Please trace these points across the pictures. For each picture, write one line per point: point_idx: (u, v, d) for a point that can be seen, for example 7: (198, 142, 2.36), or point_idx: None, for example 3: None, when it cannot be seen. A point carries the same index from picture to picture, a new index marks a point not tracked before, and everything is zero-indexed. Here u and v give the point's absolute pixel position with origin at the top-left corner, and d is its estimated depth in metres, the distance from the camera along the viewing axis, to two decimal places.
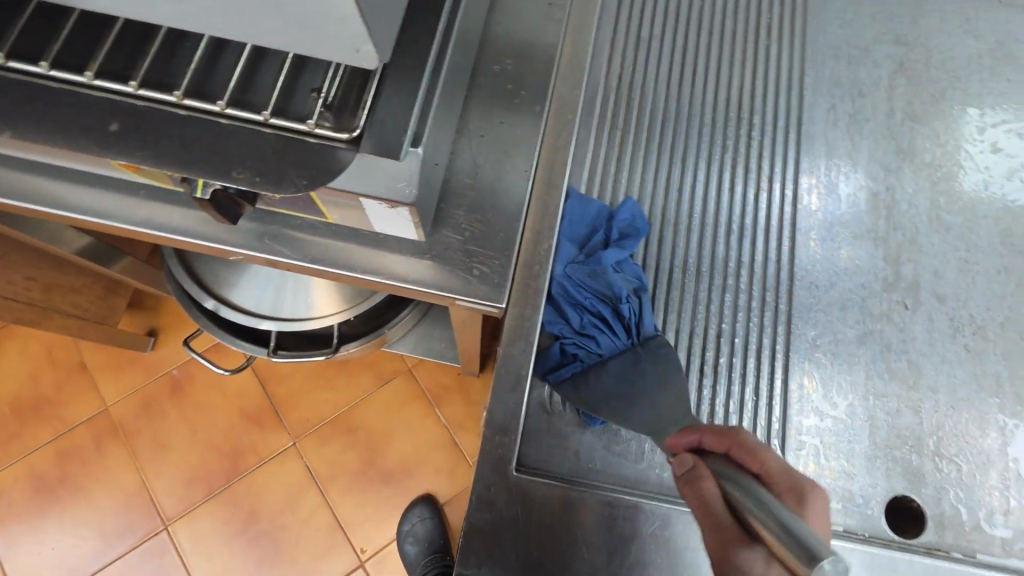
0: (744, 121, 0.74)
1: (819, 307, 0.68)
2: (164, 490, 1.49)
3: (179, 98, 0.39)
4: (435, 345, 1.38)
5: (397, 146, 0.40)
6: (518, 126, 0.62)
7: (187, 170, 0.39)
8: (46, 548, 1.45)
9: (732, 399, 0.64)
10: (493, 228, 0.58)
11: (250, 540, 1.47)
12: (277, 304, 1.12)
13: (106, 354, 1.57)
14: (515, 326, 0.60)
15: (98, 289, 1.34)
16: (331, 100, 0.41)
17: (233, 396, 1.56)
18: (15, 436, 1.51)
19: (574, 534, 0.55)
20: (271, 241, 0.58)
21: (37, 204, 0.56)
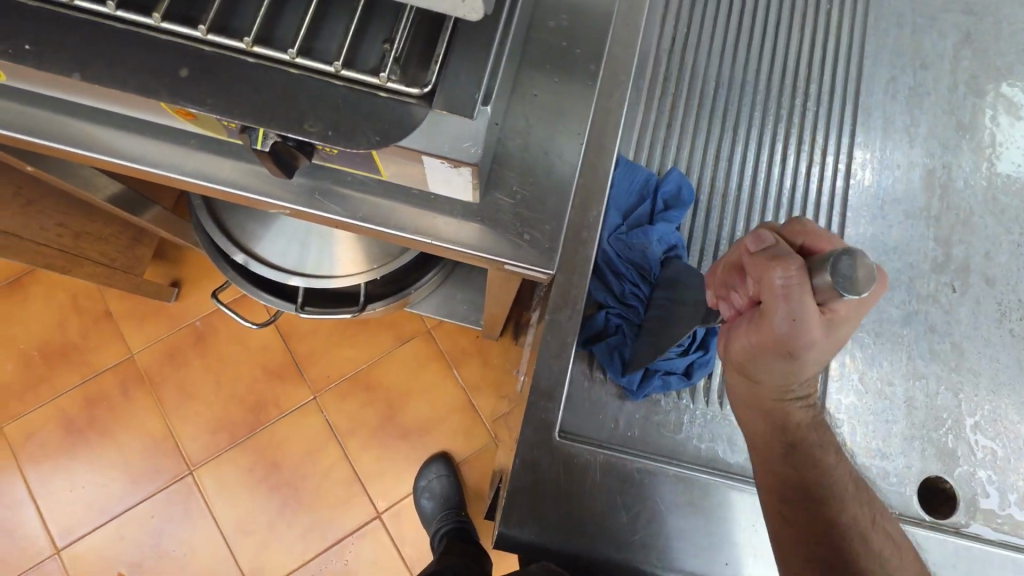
0: (799, 91, 0.72)
1: None
2: (189, 437, 1.53)
3: (248, 45, 0.37)
4: (458, 308, 1.39)
5: (471, 106, 0.38)
6: (573, 84, 0.60)
7: (258, 121, 0.38)
8: (76, 487, 1.51)
9: None
10: (544, 193, 0.57)
11: (272, 488, 1.52)
12: (305, 261, 1.12)
13: (130, 303, 1.59)
14: (562, 292, 0.60)
15: (124, 239, 1.34)
16: (402, 52, 0.39)
17: (256, 350, 1.58)
18: (44, 378, 1.55)
19: (614, 500, 0.56)
20: (320, 198, 0.57)
21: (86, 150, 0.56)
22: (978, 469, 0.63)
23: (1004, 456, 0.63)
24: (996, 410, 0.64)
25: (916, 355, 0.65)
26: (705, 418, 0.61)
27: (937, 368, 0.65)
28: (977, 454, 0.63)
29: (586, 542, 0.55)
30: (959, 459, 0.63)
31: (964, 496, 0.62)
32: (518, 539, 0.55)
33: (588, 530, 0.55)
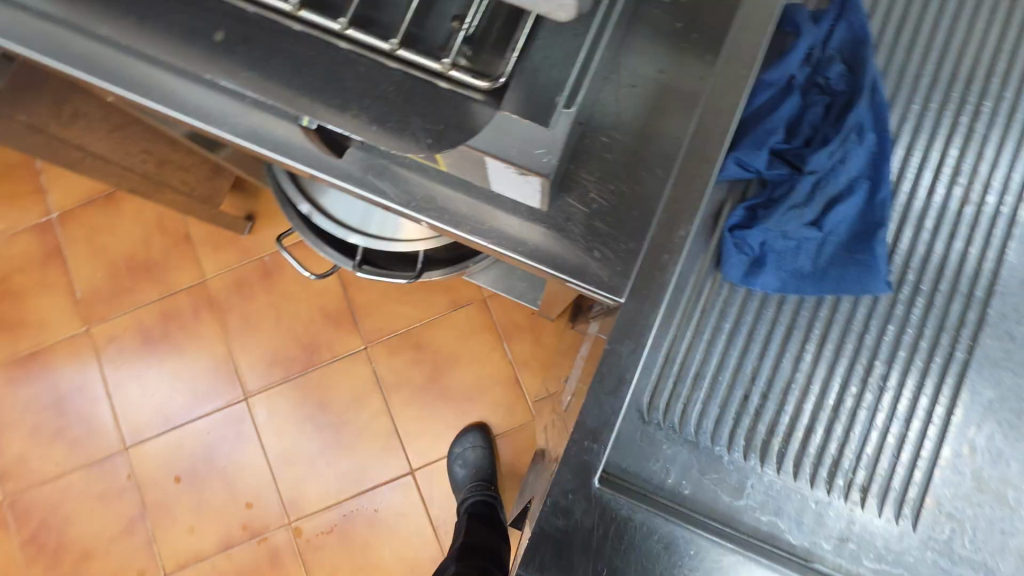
0: (972, 108, 0.57)
1: (1009, 365, 0.54)
2: (248, 365, 1.60)
3: (294, 8, 0.30)
4: (516, 284, 1.33)
5: (550, 111, 0.31)
6: (680, 77, 0.49)
7: (297, 107, 0.33)
8: (146, 393, 1.62)
9: (866, 451, 0.53)
10: (626, 202, 0.49)
11: (317, 427, 1.57)
12: (368, 220, 1.09)
13: (207, 230, 1.65)
14: (628, 320, 0.51)
15: (205, 171, 1.36)
16: (473, 31, 0.32)
17: (316, 292, 1.60)
18: (127, 289, 1.65)
19: (650, 562, 0.49)
20: (374, 176, 0.51)
21: (132, 93, 0.52)
22: None
23: None
24: None
25: None
26: (773, 487, 0.53)
27: None
28: None
29: None
30: None
31: None
32: None
33: None
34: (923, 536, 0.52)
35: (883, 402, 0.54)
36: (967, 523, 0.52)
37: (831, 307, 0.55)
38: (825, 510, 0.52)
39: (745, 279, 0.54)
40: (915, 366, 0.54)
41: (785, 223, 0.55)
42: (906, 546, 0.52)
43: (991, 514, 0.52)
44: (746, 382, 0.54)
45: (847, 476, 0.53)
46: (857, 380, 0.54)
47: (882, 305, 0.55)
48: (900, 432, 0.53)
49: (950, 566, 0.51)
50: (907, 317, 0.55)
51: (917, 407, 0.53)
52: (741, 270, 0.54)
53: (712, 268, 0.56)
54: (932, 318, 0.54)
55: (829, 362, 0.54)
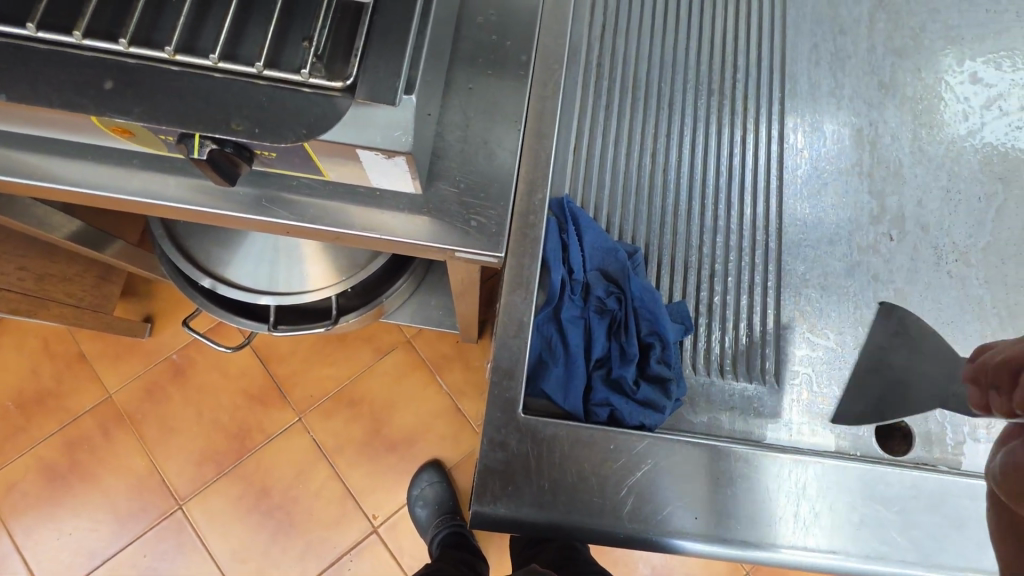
0: (730, 66, 0.74)
1: (808, 243, 0.69)
2: (175, 472, 1.50)
3: (171, 54, 0.39)
4: (432, 313, 1.39)
5: (393, 91, 0.40)
6: (503, 78, 0.61)
7: (188, 126, 0.39)
8: (64, 535, 1.47)
9: (725, 336, 0.67)
10: (487, 179, 0.59)
11: (264, 514, 1.49)
12: (275, 279, 1.13)
13: (103, 343, 1.57)
14: (516, 274, 0.62)
15: (90, 278, 1.34)
16: (322, 50, 0.41)
17: (235, 377, 1.56)
18: (21, 428, 1.51)
19: (581, 469, 0.57)
20: (268, 204, 0.57)
21: (24, 179, 0.55)
22: (931, 407, 0.65)
23: None
24: None
25: (862, 304, 0.68)
26: None
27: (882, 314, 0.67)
28: None
29: (559, 513, 0.56)
30: None
31: (920, 433, 0.64)
32: (494, 516, 0.56)
33: (558, 500, 0.57)
34: (788, 389, 0.65)
35: (729, 295, 0.68)
36: (814, 370, 0.65)
37: (666, 237, 0.69)
38: (711, 391, 0.65)
39: (572, 319, 0.65)
40: (744, 261, 0.68)
41: (593, 268, 0.66)
42: (777, 401, 0.65)
43: (829, 357, 0.66)
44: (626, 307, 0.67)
45: (718, 358, 0.66)
46: (705, 281, 0.68)
47: (708, 222, 0.69)
48: (746, 310, 0.67)
49: (813, 404, 0.65)
50: (728, 226, 0.69)
51: (754, 290, 0.68)
52: (567, 316, 0.65)
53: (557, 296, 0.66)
54: (745, 223, 0.69)
55: (682, 273, 0.68)
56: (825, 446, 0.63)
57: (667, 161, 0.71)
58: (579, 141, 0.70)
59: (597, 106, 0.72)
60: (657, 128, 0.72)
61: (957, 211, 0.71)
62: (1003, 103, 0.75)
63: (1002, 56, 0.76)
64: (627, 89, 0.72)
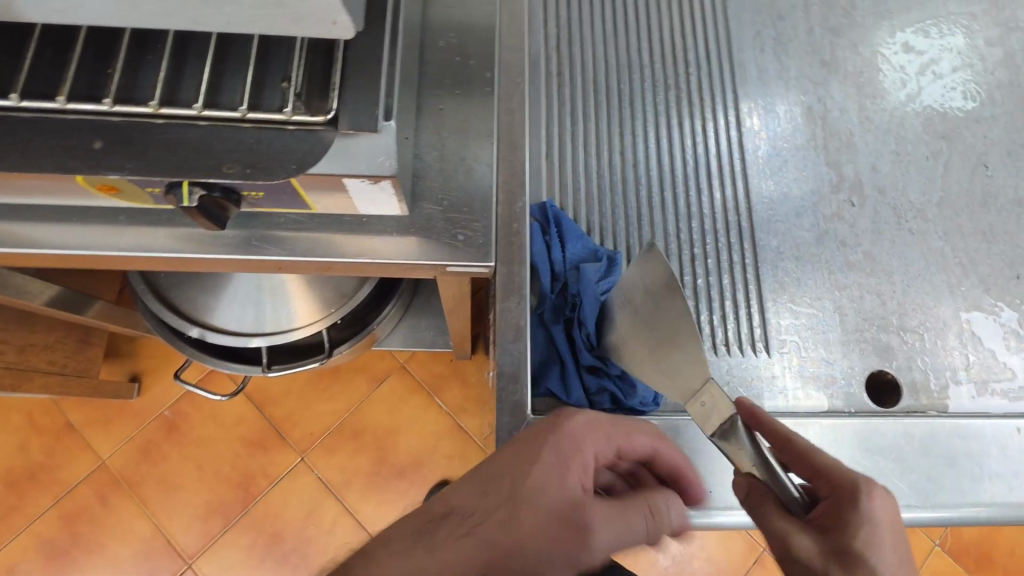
0: (680, 61, 0.78)
1: (778, 218, 0.73)
2: (180, 531, 1.47)
3: (155, 108, 0.40)
4: (422, 334, 1.40)
5: (374, 119, 0.42)
6: (470, 97, 0.64)
7: (182, 175, 0.40)
8: None
9: (715, 314, 0.69)
10: (469, 194, 0.61)
11: (278, 560, 1.47)
12: (262, 320, 1.13)
13: (91, 409, 1.53)
14: (507, 283, 0.63)
15: (71, 344, 1.31)
16: (301, 89, 0.43)
17: (231, 425, 1.54)
18: (13, 508, 1.46)
19: None
20: (258, 244, 0.59)
21: (14, 248, 0.56)
22: (912, 356, 0.69)
23: (930, 339, 0.69)
24: (913, 302, 0.71)
25: (835, 269, 0.71)
26: None
27: (855, 275, 0.71)
28: (908, 343, 0.69)
29: None
30: (893, 351, 0.69)
31: (906, 383, 0.67)
32: None
33: None
34: (779, 358, 0.68)
35: (712, 276, 0.70)
36: (800, 336, 0.69)
37: (645, 228, 0.72)
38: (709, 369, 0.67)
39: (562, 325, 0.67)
40: (721, 243, 0.71)
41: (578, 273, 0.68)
42: (770, 370, 0.68)
43: (812, 323, 0.69)
44: None
45: (711, 338, 0.69)
46: (689, 266, 0.71)
47: (682, 209, 0.72)
48: (730, 286, 0.70)
49: (804, 370, 0.68)
50: (702, 213, 0.73)
51: (734, 269, 0.71)
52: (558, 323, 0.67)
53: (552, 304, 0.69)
54: (716, 208, 0.73)
55: (664, 260, 0.71)
56: (821, 407, 0.66)
57: (636, 157, 0.74)
58: (549, 149, 0.73)
59: (562, 113, 0.75)
60: (620, 126, 0.75)
61: (894, 165, 0.76)
62: (935, 68, 0.80)
63: (928, 24, 0.82)
64: (589, 94, 0.76)
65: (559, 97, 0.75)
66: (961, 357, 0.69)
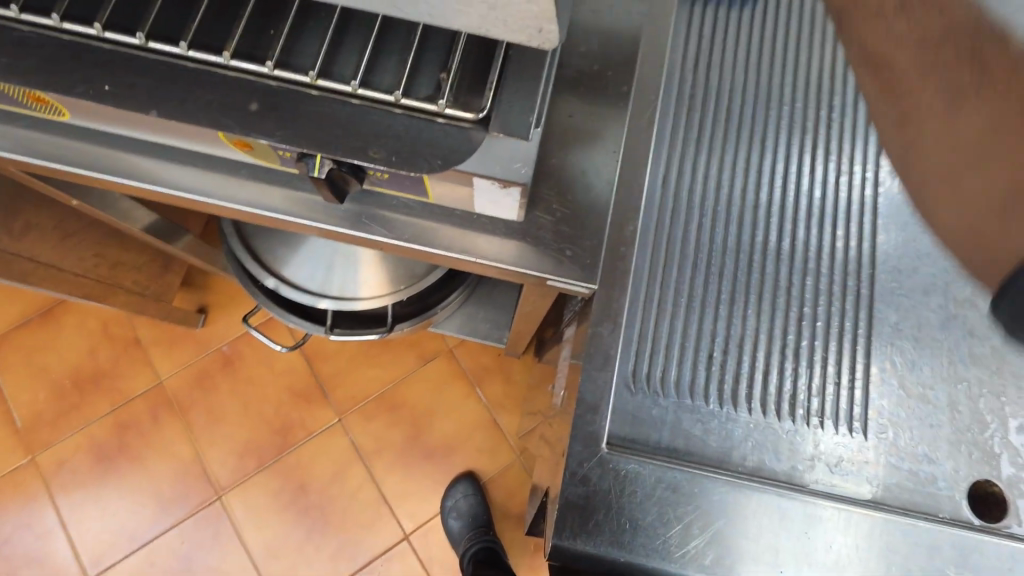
0: (824, 102, 0.72)
1: (902, 292, 0.67)
2: (217, 462, 1.53)
3: (313, 79, 0.40)
4: (480, 325, 1.39)
5: (527, 125, 0.40)
6: (603, 107, 0.61)
7: (328, 151, 0.41)
8: (106, 515, 1.50)
9: (813, 381, 0.64)
10: (585, 213, 0.60)
11: (300, 512, 1.51)
12: (333, 283, 1.14)
13: (159, 330, 1.61)
14: (603, 306, 0.62)
15: (154, 267, 1.38)
16: (456, 81, 0.41)
17: (280, 373, 1.59)
18: (75, 407, 1.56)
19: (663, 508, 0.58)
20: (366, 221, 0.58)
21: (144, 183, 0.58)
22: None
23: None
24: None
25: (957, 359, 0.65)
26: (752, 427, 0.62)
27: (978, 370, 0.64)
28: None
29: (638, 552, 0.57)
30: (1007, 462, 0.62)
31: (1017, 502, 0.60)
32: (575, 551, 0.57)
33: (640, 542, 0.57)
34: (875, 443, 0.62)
35: (818, 340, 0.65)
36: (903, 423, 0.63)
37: (755, 274, 0.67)
38: (795, 439, 0.62)
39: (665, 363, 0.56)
40: (833, 306, 0.66)
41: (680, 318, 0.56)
42: (864, 455, 0.62)
43: (918, 412, 0.63)
44: (720, 345, 0.64)
45: (805, 406, 0.63)
46: (794, 325, 0.65)
47: (797, 262, 0.67)
48: (835, 354, 0.65)
49: (902, 462, 0.62)
50: (818, 269, 0.67)
51: (843, 336, 0.65)
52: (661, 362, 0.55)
53: (645, 337, 0.63)
54: (835, 267, 0.67)
55: (770, 311, 0.66)
56: (914, 506, 0.60)
57: (756, 197, 0.69)
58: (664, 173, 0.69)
59: (687, 138, 0.71)
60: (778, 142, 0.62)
61: None
62: None
63: None
64: (718, 122, 0.71)
65: (684, 120, 0.71)
66: None
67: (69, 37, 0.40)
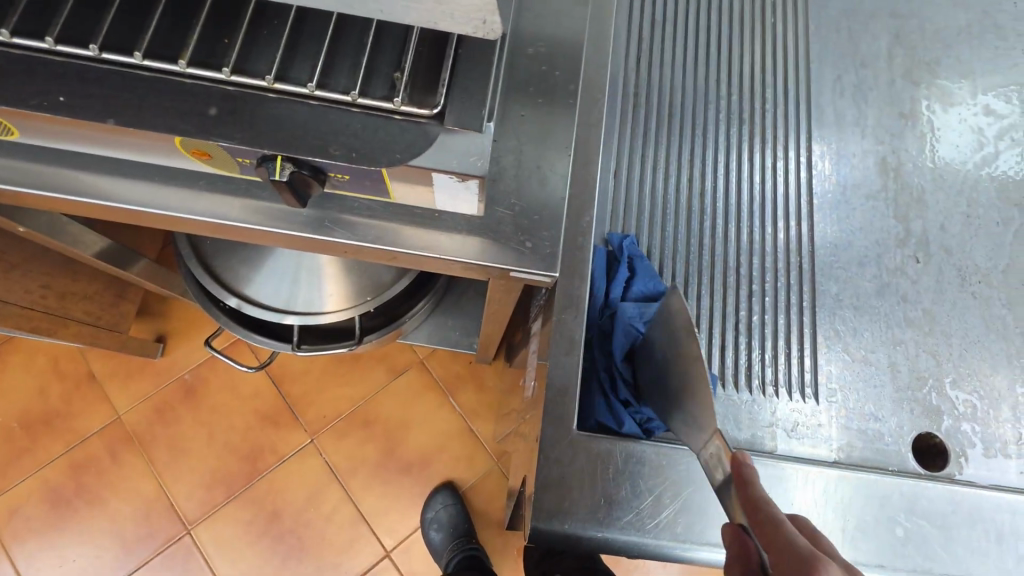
0: (757, 95, 0.78)
1: (840, 265, 0.72)
2: (184, 495, 1.48)
3: (271, 83, 0.41)
4: (449, 333, 1.40)
5: (479, 120, 0.42)
6: (553, 106, 0.64)
7: (291, 151, 0.42)
8: (66, 561, 1.43)
9: (766, 354, 0.68)
10: (541, 203, 0.61)
11: (276, 538, 1.47)
12: (297, 299, 1.13)
13: (114, 363, 1.55)
14: (566, 294, 0.64)
15: (107, 297, 1.33)
16: (411, 80, 0.43)
17: (247, 398, 1.55)
18: (25, 451, 1.48)
19: (636, 482, 0.60)
20: (329, 225, 0.59)
21: (98, 199, 0.57)
22: (961, 422, 0.67)
23: (983, 408, 0.68)
24: (969, 366, 0.69)
25: (893, 324, 0.70)
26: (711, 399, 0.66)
27: (913, 332, 0.70)
28: (958, 409, 0.68)
29: (615, 526, 0.59)
30: (943, 414, 0.67)
31: (954, 450, 0.66)
32: (555, 532, 0.59)
33: (617, 518, 0.59)
34: (827, 407, 0.67)
35: (767, 314, 0.69)
36: (850, 386, 0.68)
37: (706, 258, 0.71)
38: (754, 408, 0.67)
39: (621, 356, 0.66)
40: (779, 283, 0.71)
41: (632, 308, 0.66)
42: (816, 418, 0.66)
43: (863, 375, 0.68)
44: None
45: (760, 376, 0.68)
46: (745, 301, 0.70)
47: (743, 244, 0.72)
48: (784, 327, 0.69)
49: (851, 422, 0.67)
50: (763, 249, 0.72)
51: (790, 310, 0.70)
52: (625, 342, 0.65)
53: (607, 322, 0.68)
54: (778, 246, 0.72)
55: (721, 290, 0.70)
56: (863, 460, 0.65)
57: (701, 185, 0.74)
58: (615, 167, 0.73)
59: (634, 134, 0.75)
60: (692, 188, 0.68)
61: (964, 228, 0.75)
62: (1014, 134, 0.79)
63: (1011, 90, 0.81)
64: (663, 118, 0.76)
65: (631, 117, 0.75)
66: (1013, 430, 0.67)
67: (19, 53, 0.40)
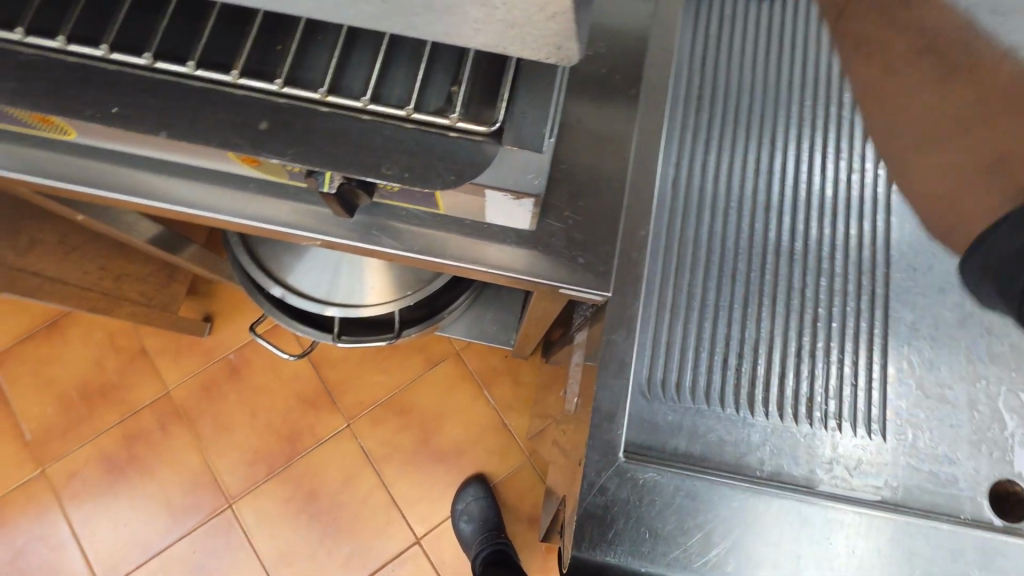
0: (834, 98, 0.71)
1: (918, 290, 0.66)
2: (227, 470, 1.53)
3: (323, 95, 0.39)
4: (487, 328, 1.39)
5: (540, 138, 0.39)
6: (612, 112, 0.60)
7: (341, 168, 0.40)
8: (119, 525, 1.50)
9: (831, 383, 0.63)
10: (596, 218, 0.58)
11: (311, 518, 1.51)
12: (339, 290, 1.14)
13: (165, 340, 1.61)
14: (618, 313, 0.62)
15: (160, 278, 1.38)
16: (468, 93, 0.40)
17: (288, 380, 1.59)
18: (84, 419, 1.56)
19: (681, 517, 0.58)
20: (377, 234, 0.58)
21: (150, 200, 0.57)
22: None
23: None
24: None
25: (976, 357, 0.64)
26: (768, 431, 0.61)
27: (998, 368, 0.64)
28: None
29: (656, 562, 0.57)
30: None
31: None
32: (593, 562, 0.57)
33: (660, 551, 0.57)
34: (895, 444, 0.62)
35: (834, 340, 0.64)
36: (922, 423, 0.62)
37: (770, 276, 0.66)
38: (813, 442, 0.61)
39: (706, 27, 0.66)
40: (849, 306, 0.65)
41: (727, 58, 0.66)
42: (883, 457, 0.61)
43: (938, 411, 0.63)
44: (735, 348, 0.63)
45: (822, 408, 0.62)
46: (808, 327, 0.64)
47: (811, 262, 0.66)
48: (852, 355, 0.64)
49: (922, 464, 0.61)
50: (832, 269, 0.67)
51: (860, 337, 0.64)
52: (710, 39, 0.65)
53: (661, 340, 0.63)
54: (850, 266, 0.66)
55: (784, 312, 0.65)
56: (934, 506, 0.60)
57: (768, 196, 0.68)
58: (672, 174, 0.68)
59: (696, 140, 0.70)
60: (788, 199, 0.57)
61: None
62: None
63: None
64: (728, 123, 0.71)
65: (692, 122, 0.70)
66: None
67: (75, 60, 0.40)
